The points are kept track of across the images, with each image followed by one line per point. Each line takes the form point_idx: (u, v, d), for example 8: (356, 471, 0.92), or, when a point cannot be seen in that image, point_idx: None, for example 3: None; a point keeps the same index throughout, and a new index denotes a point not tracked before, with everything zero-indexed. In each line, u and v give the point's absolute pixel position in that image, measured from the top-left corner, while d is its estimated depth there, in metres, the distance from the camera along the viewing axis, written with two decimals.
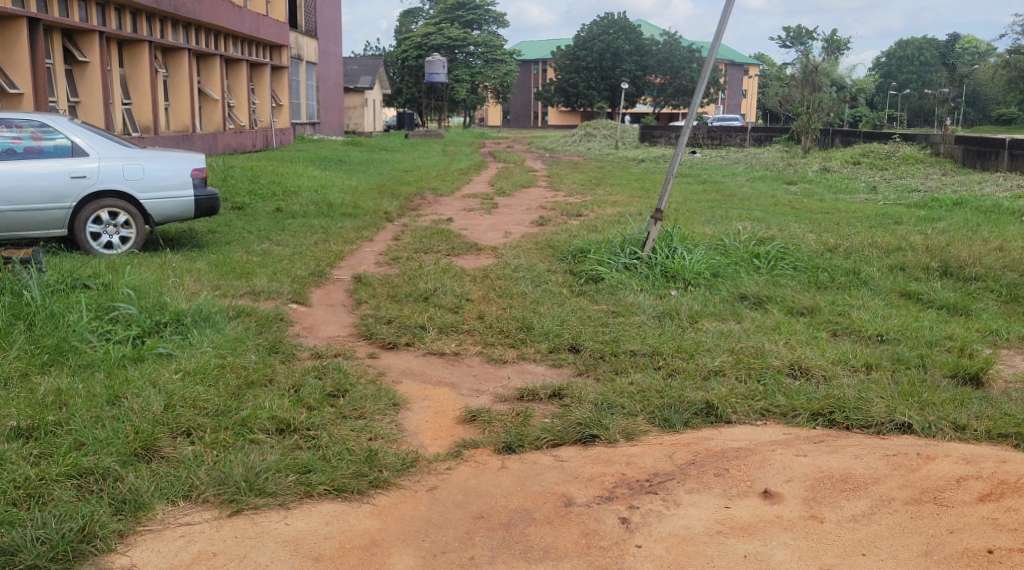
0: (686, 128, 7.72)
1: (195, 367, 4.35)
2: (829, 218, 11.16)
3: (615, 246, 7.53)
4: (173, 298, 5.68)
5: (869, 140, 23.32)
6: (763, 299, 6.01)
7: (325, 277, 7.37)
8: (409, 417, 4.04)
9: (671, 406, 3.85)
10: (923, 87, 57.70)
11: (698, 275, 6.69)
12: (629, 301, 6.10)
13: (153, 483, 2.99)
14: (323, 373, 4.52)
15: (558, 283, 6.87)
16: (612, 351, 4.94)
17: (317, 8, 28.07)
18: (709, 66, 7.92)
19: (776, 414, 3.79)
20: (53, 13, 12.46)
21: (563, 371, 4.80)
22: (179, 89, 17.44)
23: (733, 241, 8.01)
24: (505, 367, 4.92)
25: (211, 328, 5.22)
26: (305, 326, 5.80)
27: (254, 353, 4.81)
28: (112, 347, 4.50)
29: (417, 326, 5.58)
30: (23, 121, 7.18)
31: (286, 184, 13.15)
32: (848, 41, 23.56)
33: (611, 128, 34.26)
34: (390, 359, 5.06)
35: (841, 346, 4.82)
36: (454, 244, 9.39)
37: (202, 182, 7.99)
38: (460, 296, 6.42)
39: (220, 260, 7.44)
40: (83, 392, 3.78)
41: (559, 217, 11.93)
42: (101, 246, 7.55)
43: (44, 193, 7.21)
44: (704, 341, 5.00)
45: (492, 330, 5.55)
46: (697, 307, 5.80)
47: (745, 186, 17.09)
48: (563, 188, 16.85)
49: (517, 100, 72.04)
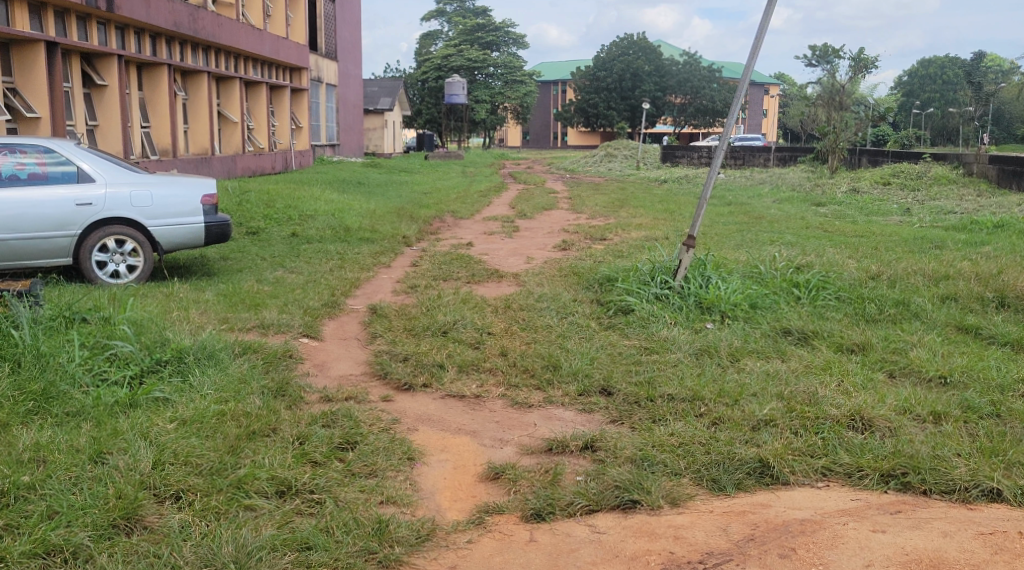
0: (720, 151, 7.25)
1: (193, 415, 3.97)
2: (865, 242, 10.68)
3: (645, 274, 7.10)
4: (175, 334, 5.33)
5: (898, 159, 22.73)
6: (808, 334, 5.56)
7: (339, 307, 7.01)
8: (425, 473, 3.63)
9: (719, 464, 3.42)
10: (947, 106, 56.74)
11: (735, 306, 6.27)
12: (662, 336, 5.68)
13: (129, 564, 2.61)
14: (331, 420, 4.13)
15: (585, 315, 6.47)
16: (648, 395, 4.50)
17: (338, 30, 28.04)
18: (745, 85, 7.44)
19: (839, 474, 3.34)
20: (71, 37, 12.30)
21: (595, 417, 4.37)
22: (197, 112, 17.28)
23: (769, 268, 7.56)
24: (531, 412, 4.50)
25: (214, 368, 4.87)
26: (316, 363, 5.43)
27: (258, 397, 4.43)
28: (104, 392, 4.14)
29: (434, 365, 5.18)
30: (27, 146, 6.91)
31: (303, 207, 12.87)
32: (877, 60, 23.00)
33: (632, 149, 33.86)
34: (406, 402, 4.66)
35: (901, 390, 4.37)
36: (474, 270, 9.02)
37: (212, 209, 7.70)
38: (481, 329, 6.02)
39: (230, 290, 7.11)
40: (65, 446, 3.41)
41: (583, 241, 11.54)
42: (107, 275, 7.25)
43: (49, 220, 6.92)
44: (749, 383, 4.55)
45: (516, 368, 5.13)
46: (737, 344, 5.36)
47: (773, 208, 16.61)
48: (585, 210, 16.46)
49: (537, 121, 71.98)
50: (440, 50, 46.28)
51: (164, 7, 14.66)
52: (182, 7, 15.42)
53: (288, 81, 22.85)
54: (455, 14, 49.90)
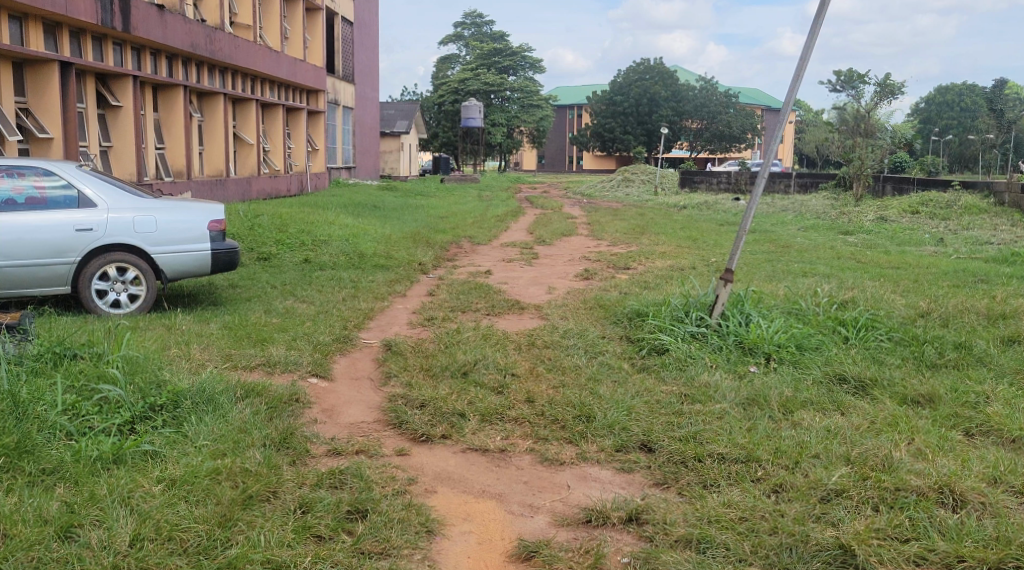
0: (761, 178, 6.76)
1: (184, 474, 3.53)
2: (902, 275, 10.14)
3: (678, 310, 6.62)
4: (172, 374, 4.89)
5: (925, 187, 22.07)
6: (867, 382, 5.04)
7: (351, 343, 6.55)
8: (446, 550, 3.16)
9: (792, 550, 2.99)
10: (966, 132, 55.98)
11: (780, 348, 5.77)
12: (703, 381, 5.18)
13: None
14: (339, 481, 3.67)
15: (616, 355, 5.99)
16: (695, 454, 3.99)
17: (355, 53, 27.86)
18: (788, 109, 6.94)
19: (935, 565, 2.88)
20: (86, 57, 12.02)
21: (635, 479, 3.89)
22: (213, 133, 17.00)
23: (811, 304, 7.05)
24: (562, 471, 4.01)
25: (214, 415, 4.42)
26: (325, 408, 4.96)
27: (259, 450, 3.98)
28: (85, 444, 3.72)
29: (454, 414, 4.69)
30: (25, 168, 6.55)
31: (317, 232, 12.49)
32: (903, 86, 22.47)
33: (651, 173, 33.32)
34: (424, 457, 4.18)
35: (986, 453, 3.85)
36: (493, 301, 8.57)
37: (220, 235, 7.27)
38: (504, 370, 5.54)
39: (237, 322, 6.68)
40: (32, 515, 2.99)
41: (606, 271, 11.06)
42: (107, 305, 6.84)
43: (47, 247, 6.53)
44: (809, 442, 4.04)
45: (544, 418, 4.64)
46: (787, 393, 4.84)
47: (799, 236, 16.11)
48: (606, 236, 16.00)
49: (553, 145, 71.86)
50: (457, 74, 46.19)
51: (181, 28, 14.42)
52: (200, 28, 15.18)
53: (304, 103, 22.60)
54: (472, 37, 49.81)
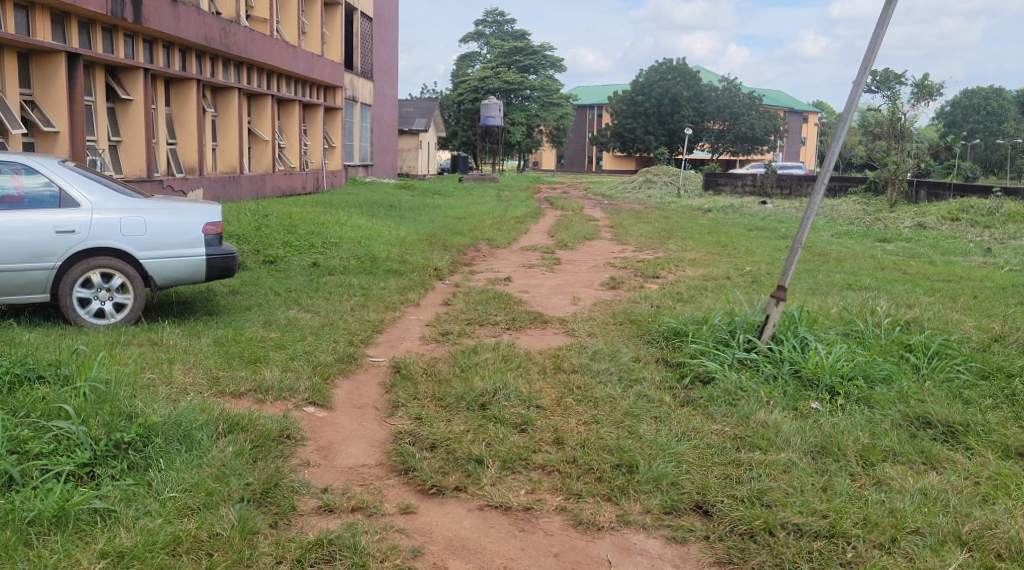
0: (820, 186, 5.97)
1: (135, 547, 2.90)
2: (956, 289, 9.32)
3: (723, 331, 5.90)
4: (147, 402, 4.19)
5: (963, 193, 21.04)
6: (957, 427, 4.28)
7: (356, 362, 5.86)
8: None
9: None
10: (993, 137, 54.69)
11: (845, 380, 5.01)
12: (761, 420, 4.42)
13: None
14: (328, 555, 3.01)
15: (655, 383, 5.25)
16: (765, 523, 3.25)
17: (374, 49, 27.23)
18: (851, 110, 6.13)
19: None
20: (96, 49, 11.41)
21: (690, 554, 3.19)
22: (226, 127, 16.40)
23: (871, 324, 6.28)
24: (600, 540, 3.30)
25: (189, 456, 3.75)
26: (321, 446, 4.27)
27: (235, 508, 3.31)
28: (20, 502, 3.07)
29: (470, 460, 3.98)
30: (2, 163, 5.94)
31: (328, 234, 11.82)
32: (941, 87, 21.45)
33: (673, 174, 32.41)
34: (433, 516, 3.49)
35: None
36: (513, 313, 7.87)
37: (216, 239, 6.60)
38: (529, 402, 4.83)
39: (231, 337, 6.02)
40: None
41: (634, 279, 10.37)
42: (89, 314, 6.19)
43: (23, 250, 5.90)
44: (904, 508, 3.30)
45: (577, 467, 3.92)
46: (865, 440, 4.09)
47: (834, 243, 15.29)
48: (631, 240, 15.27)
49: (572, 145, 70.99)
50: (477, 72, 45.54)
51: (195, 20, 13.79)
52: (213, 21, 14.55)
53: (321, 99, 21.98)
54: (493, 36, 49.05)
